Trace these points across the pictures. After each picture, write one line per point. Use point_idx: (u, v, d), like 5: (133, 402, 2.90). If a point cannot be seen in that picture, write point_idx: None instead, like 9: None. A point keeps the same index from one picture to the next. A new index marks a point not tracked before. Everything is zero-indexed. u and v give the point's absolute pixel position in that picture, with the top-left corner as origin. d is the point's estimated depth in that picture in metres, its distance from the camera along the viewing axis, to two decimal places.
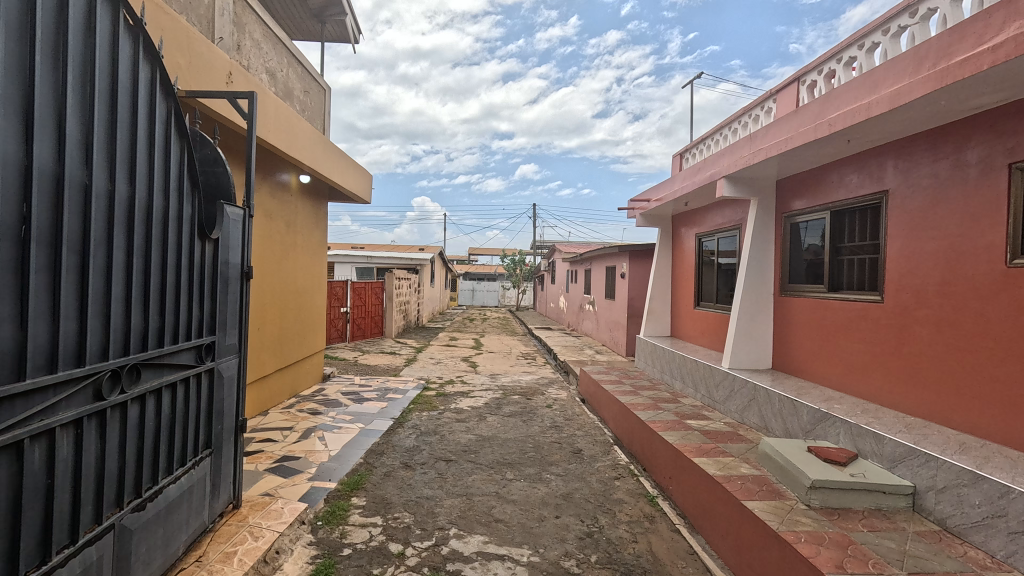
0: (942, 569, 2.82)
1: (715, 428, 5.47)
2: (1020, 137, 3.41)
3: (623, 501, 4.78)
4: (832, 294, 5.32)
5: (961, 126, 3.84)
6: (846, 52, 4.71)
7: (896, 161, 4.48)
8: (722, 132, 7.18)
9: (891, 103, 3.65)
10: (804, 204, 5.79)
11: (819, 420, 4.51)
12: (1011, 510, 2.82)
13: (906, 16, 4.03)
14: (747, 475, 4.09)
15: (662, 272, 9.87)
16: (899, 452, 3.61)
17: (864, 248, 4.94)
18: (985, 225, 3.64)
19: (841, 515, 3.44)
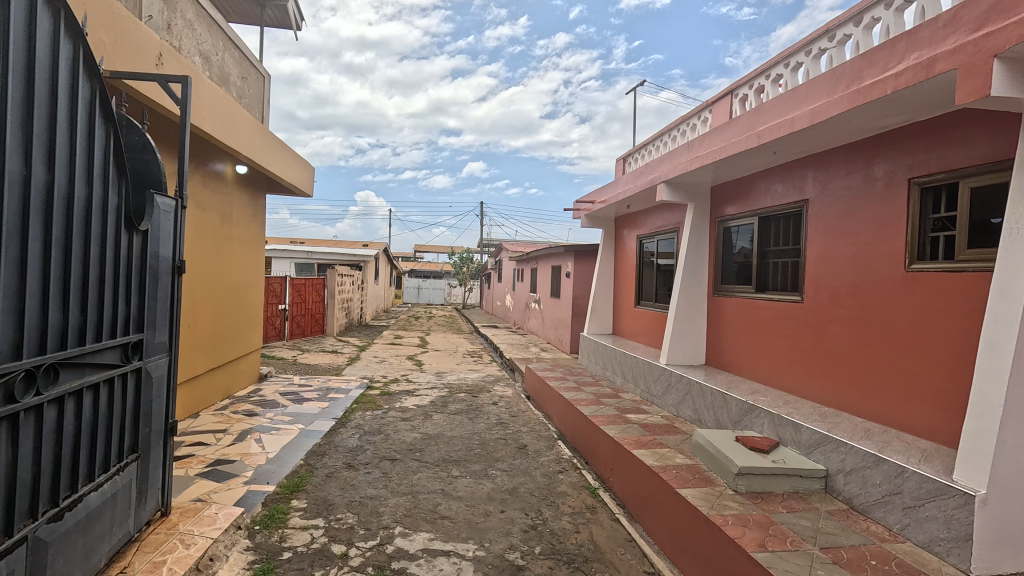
0: (847, 543, 3.12)
1: (653, 422, 5.73)
2: (918, 156, 3.82)
3: (566, 494, 4.93)
4: (759, 294, 5.73)
5: (870, 144, 4.25)
6: (773, 70, 5.07)
7: (815, 173, 4.88)
8: (663, 138, 7.52)
9: (810, 120, 3.98)
10: (735, 210, 6.19)
11: (746, 412, 4.84)
12: (906, 487, 3.17)
13: (824, 40, 4.41)
14: (681, 465, 4.33)
15: (605, 272, 10.19)
16: (815, 440, 3.95)
17: (787, 252, 5.35)
18: (888, 233, 4.05)
19: (764, 498, 3.73)
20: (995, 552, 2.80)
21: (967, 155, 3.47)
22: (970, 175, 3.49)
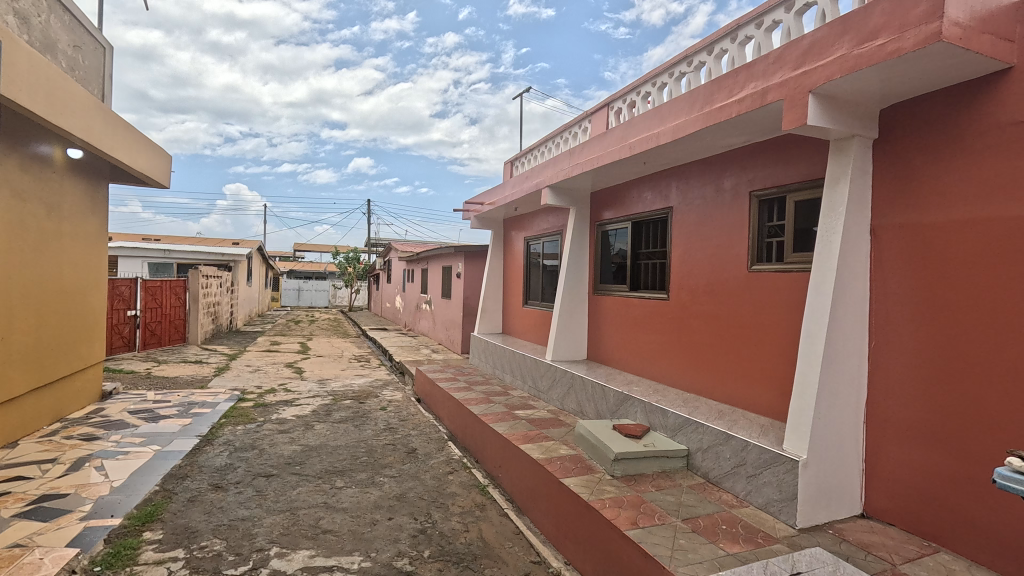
0: (704, 512, 3.52)
1: (540, 416, 5.96)
2: (756, 172, 4.43)
3: (455, 494, 4.94)
4: (633, 292, 6.23)
5: (720, 160, 4.84)
6: (642, 87, 5.57)
7: (677, 183, 5.43)
8: (547, 145, 7.86)
9: (672, 135, 4.43)
10: (611, 214, 6.67)
11: (622, 401, 5.24)
12: (749, 458, 3.66)
13: (684, 64, 4.94)
14: (564, 455, 4.57)
15: (494, 272, 10.39)
16: (678, 423, 4.40)
17: (656, 254, 5.90)
18: (735, 238, 4.65)
19: (637, 479, 4.08)
20: (814, 506, 3.34)
21: (792, 173, 4.11)
22: (795, 190, 4.13)
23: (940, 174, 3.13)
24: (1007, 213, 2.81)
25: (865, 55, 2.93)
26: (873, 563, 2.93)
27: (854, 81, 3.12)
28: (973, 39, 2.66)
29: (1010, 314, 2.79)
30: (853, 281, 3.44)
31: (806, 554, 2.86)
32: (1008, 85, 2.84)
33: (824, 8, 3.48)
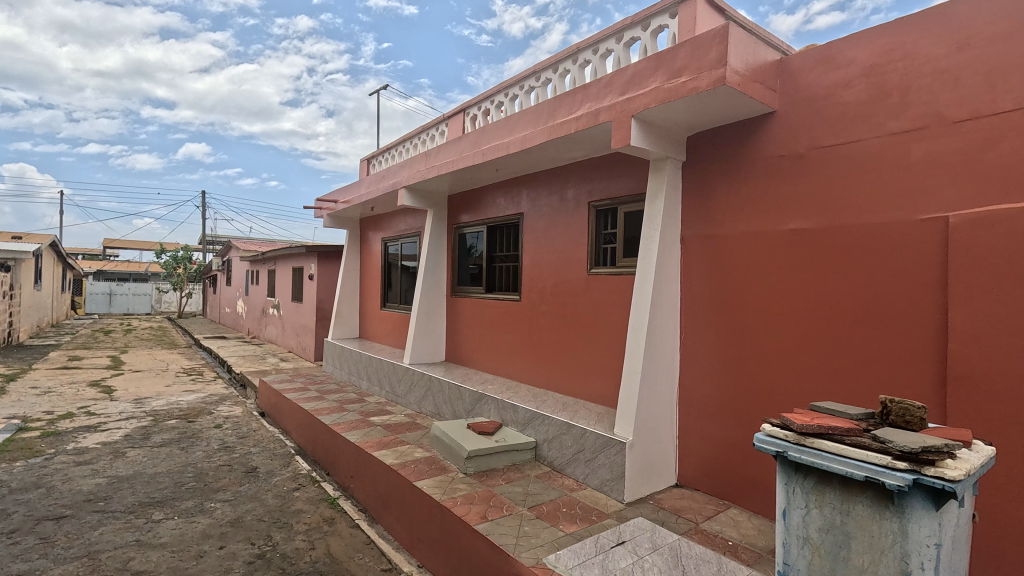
0: (548, 498, 3.80)
1: (396, 421, 5.86)
2: (594, 185, 4.90)
3: (301, 511, 4.62)
4: (488, 294, 6.44)
5: (564, 171, 5.24)
6: (496, 97, 5.79)
7: (527, 191, 5.76)
8: (405, 145, 7.75)
9: (521, 145, 4.69)
10: (468, 218, 6.81)
11: (476, 400, 5.39)
12: (586, 444, 4.04)
13: (533, 79, 5.26)
14: (419, 458, 4.55)
15: (350, 274, 9.92)
16: (527, 417, 4.67)
17: (509, 257, 6.17)
18: (577, 244, 5.08)
19: (488, 475, 4.23)
20: (638, 481, 3.80)
21: (622, 187, 4.62)
22: (624, 203, 4.66)
23: (729, 194, 3.78)
24: (773, 228, 3.50)
25: (673, 90, 3.42)
26: (682, 525, 3.43)
27: (666, 111, 3.62)
28: (748, 86, 3.26)
29: (774, 310, 3.49)
30: (668, 283, 3.99)
31: (630, 524, 3.31)
32: (773, 126, 3.53)
33: (648, 45, 4.13)
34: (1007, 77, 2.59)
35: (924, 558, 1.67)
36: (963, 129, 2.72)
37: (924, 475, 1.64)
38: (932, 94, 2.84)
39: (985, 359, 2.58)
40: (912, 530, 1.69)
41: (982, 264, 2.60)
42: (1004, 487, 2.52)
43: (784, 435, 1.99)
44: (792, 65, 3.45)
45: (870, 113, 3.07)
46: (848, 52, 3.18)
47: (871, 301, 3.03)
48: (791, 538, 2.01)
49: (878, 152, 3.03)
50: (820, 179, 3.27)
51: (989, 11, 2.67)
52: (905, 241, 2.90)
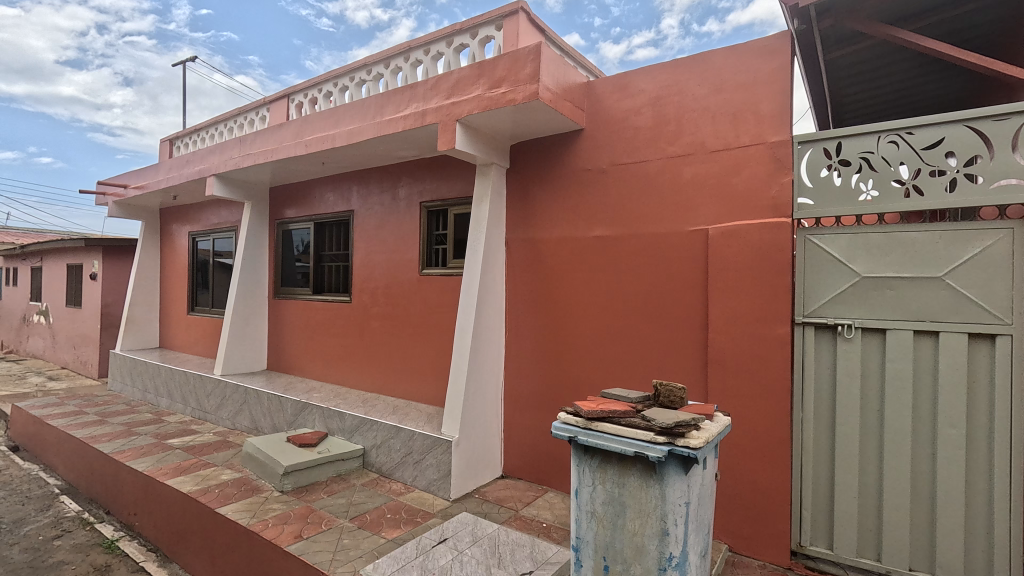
0: (372, 506, 3.68)
1: (201, 442, 5.13)
2: (425, 185, 4.89)
3: (64, 563, 3.77)
4: (315, 295, 6.01)
5: (395, 169, 5.14)
6: (324, 85, 5.42)
7: (358, 187, 5.51)
8: (217, 128, 6.84)
9: (347, 139, 4.46)
10: (292, 213, 6.28)
11: (299, 411, 4.98)
12: (414, 446, 4.01)
13: (363, 72, 5.04)
14: (226, 481, 4.05)
15: (146, 274, 8.43)
16: (354, 424, 4.47)
17: (338, 257, 5.84)
18: (408, 244, 5.02)
19: (308, 489, 3.94)
20: (464, 477, 3.88)
21: (452, 189, 4.69)
22: (454, 205, 4.73)
23: (546, 202, 4.08)
24: (582, 234, 3.88)
25: (494, 99, 3.57)
26: (503, 514, 3.60)
27: (489, 118, 3.76)
28: (559, 103, 3.58)
29: (582, 308, 3.87)
30: (492, 284, 4.15)
31: (453, 521, 3.35)
32: (581, 141, 3.91)
33: (475, 52, 4.22)
34: (745, 118, 3.23)
35: (676, 515, 2.01)
36: (718, 157, 3.32)
37: (676, 445, 1.96)
38: (697, 127, 3.41)
39: (731, 346, 3.19)
40: (668, 493, 2.00)
41: (729, 269, 3.21)
42: (744, 447, 3.15)
43: (576, 422, 2.20)
44: (596, 88, 3.85)
45: (655, 138, 3.58)
46: (639, 82, 3.66)
47: (655, 299, 3.54)
48: (581, 513, 2.24)
49: (660, 171, 3.54)
50: (618, 192, 3.72)
51: (734, 63, 3.30)
52: (678, 249, 3.45)
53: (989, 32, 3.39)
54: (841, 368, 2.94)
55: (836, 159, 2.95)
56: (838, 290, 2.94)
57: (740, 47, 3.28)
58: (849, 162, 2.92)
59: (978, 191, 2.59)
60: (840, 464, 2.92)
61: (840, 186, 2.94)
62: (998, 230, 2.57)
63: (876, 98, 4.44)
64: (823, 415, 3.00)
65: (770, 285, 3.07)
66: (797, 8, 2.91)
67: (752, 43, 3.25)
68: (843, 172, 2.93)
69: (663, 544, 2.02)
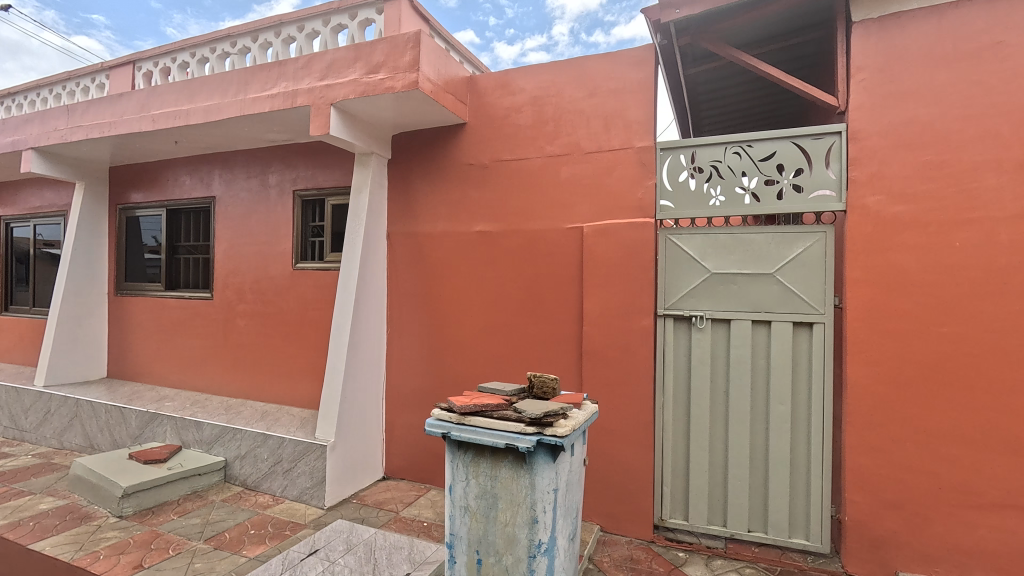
0: (234, 523, 3.34)
1: (13, 467, 4.28)
2: (299, 172, 4.54)
3: None
4: (169, 292, 5.30)
5: (265, 154, 4.70)
6: (178, 54, 4.78)
7: (220, 171, 4.96)
8: (38, 92, 5.74)
9: (204, 116, 3.98)
10: (139, 197, 5.48)
11: (147, 423, 4.37)
12: (284, 454, 3.71)
13: (227, 44, 4.52)
14: (45, 511, 3.42)
15: None
16: (214, 434, 4.02)
17: (197, 248, 5.21)
18: (280, 235, 4.63)
19: (155, 511, 3.47)
20: (341, 483, 3.68)
21: (329, 178, 4.41)
22: (332, 194, 4.45)
23: (429, 195, 4.00)
24: (465, 229, 3.86)
25: (371, 85, 3.40)
26: (382, 517, 3.47)
27: (367, 105, 3.58)
28: (441, 95, 3.52)
29: (465, 303, 3.85)
30: (372, 278, 3.98)
31: (326, 531, 3.14)
32: (464, 136, 3.88)
33: (354, 35, 3.98)
34: (616, 123, 3.43)
35: (545, 502, 2.07)
36: (592, 159, 3.49)
37: (544, 435, 2.02)
38: (574, 128, 3.55)
39: (603, 337, 3.38)
40: (537, 482, 2.06)
41: (601, 265, 3.39)
42: (613, 432, 3.36)
43: (449, 418, 2.17)
44: (479, 83, 3.84)
45: (535, 136, 3.66)
46: (520, 81, 3.72)
47: (534, 293, 3.63)
48: (455, 509, 2.22)
49: (540, 170, 3.64)
50: (500, 188, 3.75)
51: (606, 70, 3.48)
52: (556, 245, 3.57)
53: (812, 64, 3.95)
54: (695, 354, 3.25)
55: (692, 166, 3.24)
56: (693, 284, 3.24)
57: (612, 56, 3.48)
58: (702, 169, 3.23)
59: (800, 200, 3.01)
60: (694, 442, 3.24)
61: (694, 191, 3.24)
62: (814, 233, 3.01)
63: (728, 113, 4.98)
64: (680, 399, 3.30)
65: (636, 280, 3.31)
66: (660, 24, 3.15)
67: (622, 53, 3.45)
68: (697, 178, 3.23)
69: (533, 532, 2.07)
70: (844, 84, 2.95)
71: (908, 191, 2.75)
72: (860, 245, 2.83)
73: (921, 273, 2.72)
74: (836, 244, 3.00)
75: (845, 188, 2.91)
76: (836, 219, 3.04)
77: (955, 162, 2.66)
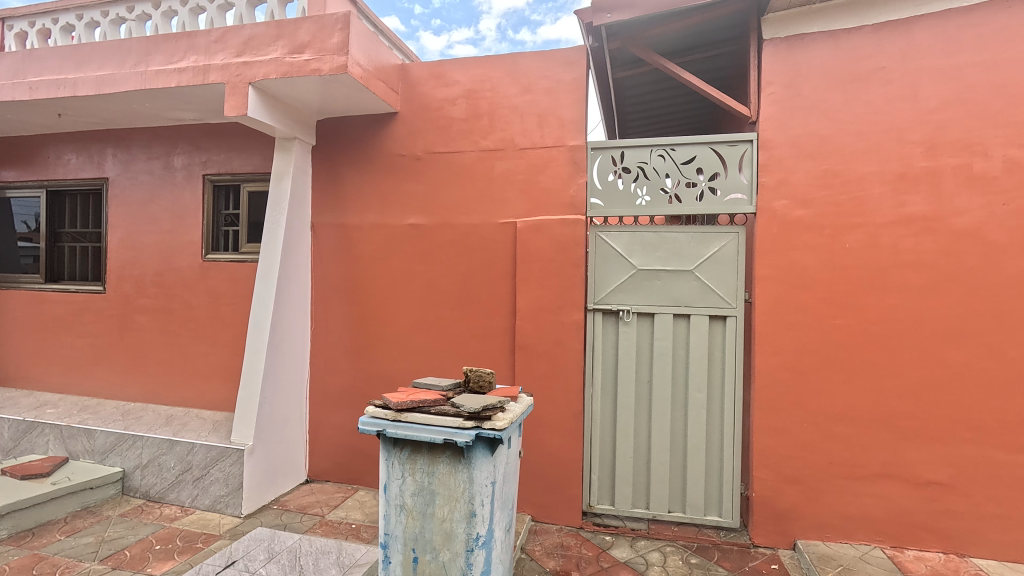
0: (135, 538, 3.03)
1: None
2: (210, 155, 4.18)
3: None
4: (50, 284, 4.67)
5: (170, 133, 4.28)
6: (62, 15, 4.20)
7: (115, 150, 4.44)
8: None
9: (96, 88, 3.54)
10: (10, 175, 4.77)
11: (24, 433, 3.84)
12: (194, 461, 3.42)
13: (123, 8, 4.04)
14: None
15: None
16: (109, 442, 3.62)
17: (86, 235, 4.64)
18: (188, 224, 4.24)
19: (36, 533, 3.07)
20: (260, 488, 3.45)
21: (245, 163, 4.10)
22: (248, 180, 4.15)
23: (357, 185, 3.84)
24: (395, 221, 3.75)
25: (295, 66, 3.19)
26: (306, 522, 3.30)
27: (290, 87, 3.37)
28: (371, 81, 3.38)
29: (395, 298, 3.75)
30: (294, 271, 3.76)
31: (244, 540, 2.94)
32: (396, 125, 3.77)
33: (275, 11, 3.71)
34: (549, 121, 3.48)
35: (483, 496, 2.07)
36: (526, 155, 3.52)
37: (483, 429, 2.02)
38: (507, 123, 3.57)
39: (535, 331, 3.44)
40: (475, 476, 2.06)
41: (534, 260, 3.44)
42: (545, 424, 3.43)
43: (384, 415, 2.11)
44: (411, 72, 3.74)
45: (469, 130, 3.63)
46: (454, 73, 3.67)
47: (467, 288, 3.62)
48: (391, 508, 2.16)
49: (474, 163, 3.62)
50: (433, 180, 3.69)
51: (541, 68, 3.53)
52: (490, 240, 3.57)
53: (727, 75, 4.25)
54: (622, 347, 3.40)
55: (620, 166, 3.38)
56: (620, 280, 3.38)
57: (546, 54, 3.53)
58: (629, 169, 3.37)
59: (716, 202, 3.24)
60: (620, 430, 3.39)
61: (622, 190, 3.38)
62: (728, 233, 3.25)
63: (651, 117, 5.23)
64: (607, 390, 3.44)
65: (567, 276, 3.39)
66: (592, 27, 3.24)
67: (556, 52, 3.51)
68: (625, 178, 3.37)
69: (471, 526, 2.07)
70: (756, 97, 3.21)
71: (808, 197, 3.05)
72: (768, 245, 3.10)
73: (818, 271, 3.03)
74: (747, 244, 3.26)
75: (755, 192, 3.17)
76: (747, 221, 3.30)
77: (847, 172, 2.99)
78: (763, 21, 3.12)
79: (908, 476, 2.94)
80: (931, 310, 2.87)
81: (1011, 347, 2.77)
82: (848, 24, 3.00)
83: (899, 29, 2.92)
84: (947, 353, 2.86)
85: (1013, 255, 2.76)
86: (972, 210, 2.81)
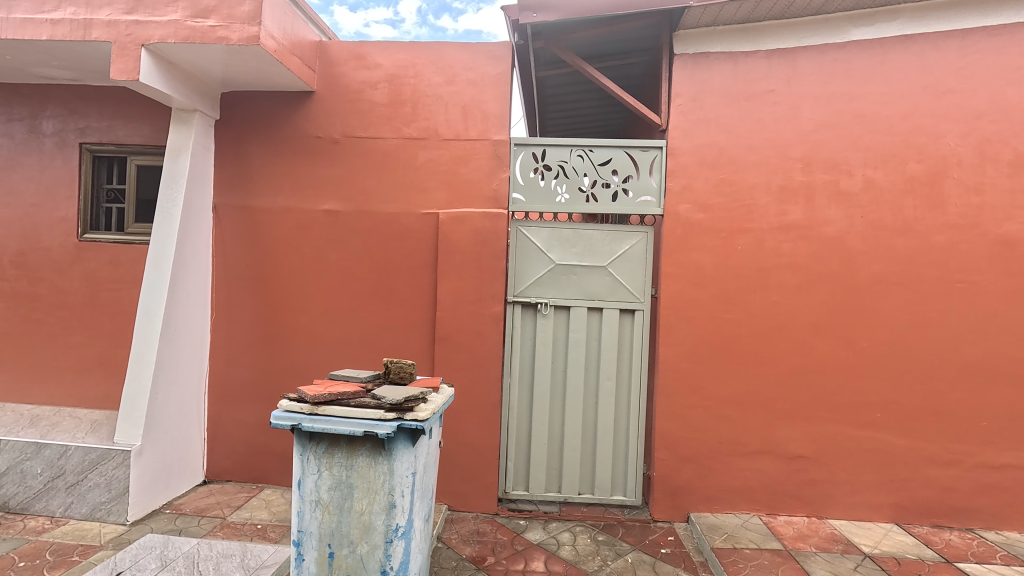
0: None
1: None
2: (88, 121, 3.69)
3: None
4: None
5: (37, 92, 3.71)
6: None
7: None
8: None
9: None
10: None
11: None
12: (68, 466, 3.05)
13: None
14: None
15: None
16: None
17: None
18: (59, 198, 3.72)
19: None
20: (148, 493, 3.15)
21: (133, 133, 3.68)
22: (136, 152, 3.73)
23: (266, 166, 3.60)
24: (310, 207, 3.57)
25: (198, 32, 2.92)
26: (204, 525, 3.08)
27: (191, 54, 3.07)
28: (285, 56, 3.18)
29: (309, 287, 3.58)
30: (192, 255, 3.45)
31: (131, 550, 2.68)
32: (311, 105, 3.58)
33: None
34: (473, 113, 3.50)
35: (403, 487, 2.07)
36: (448, 146, 3.51)
37: (404, 420, 2.02)
38: (431, 113, 3.53)
39: (454, 323, 3.46)
40: (396, 467, 2.05)
41: (455, 252, 3.45)
42: (463, 414, 3.47)
43: (300, 408, 2.03)
44: (330, 50, 3.56)
45: (390, 116, 3.55)
46: (375, 55, 3.55)
47: (386, 279, 3.54)
48: (305, 504, 2.09)
49: (395, 151, 3.54)
50: (351, 165, 3.56)
51: (465, 60, 3.53)
52: (410, 230, 3.53)
53: (639, 83, 4.52)
54: (539, 339, 3.52)
55: (542, 164, 3.49)
56: (539, 274, 3.51)
57: (471, 47, 3.53)
58: (550, 168, 3.50)
59: (628, 203, 3.45)
60: (536, 418, 3.53)
61: (543, 187, 3.48)
62: (638, 233, 3.48)
63: (569, 117, 5.42)
64: (525, 379, 3.56)
65: (488, 269, 3.44)
66: (518, 24, 3.29)
67: (481, 46, 3.53)
68: (546, 176, 3.49)
69: (390, 517, 2.07)
70: (666, 107, 3.45)
71: (707, 203, 3.35)
72: (673, 245, 3.36)
73: (714, 270, 3.35)
74: (654, 243, 3.52)
75: (663, 196, 3.41)
76: (655, 222, 3.55)
77: (740, 182, 3.32)
78: (675, 36, 3.36)
79: (781, 452, 3.35)
80: (804, 307, 3.29)
81: (863, 339, 3.26)
82: (746, 48, 3.33)
83: (787, 57, 3.29)
84: (815, 344, 3.30)
85: (867, 260, 3.24)
86: (837, 220, 3.26)
